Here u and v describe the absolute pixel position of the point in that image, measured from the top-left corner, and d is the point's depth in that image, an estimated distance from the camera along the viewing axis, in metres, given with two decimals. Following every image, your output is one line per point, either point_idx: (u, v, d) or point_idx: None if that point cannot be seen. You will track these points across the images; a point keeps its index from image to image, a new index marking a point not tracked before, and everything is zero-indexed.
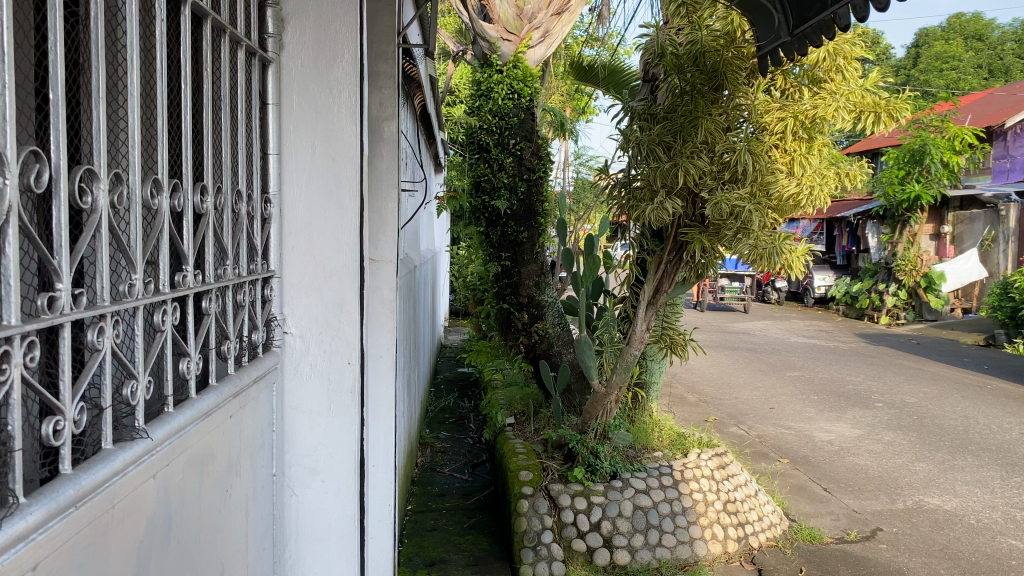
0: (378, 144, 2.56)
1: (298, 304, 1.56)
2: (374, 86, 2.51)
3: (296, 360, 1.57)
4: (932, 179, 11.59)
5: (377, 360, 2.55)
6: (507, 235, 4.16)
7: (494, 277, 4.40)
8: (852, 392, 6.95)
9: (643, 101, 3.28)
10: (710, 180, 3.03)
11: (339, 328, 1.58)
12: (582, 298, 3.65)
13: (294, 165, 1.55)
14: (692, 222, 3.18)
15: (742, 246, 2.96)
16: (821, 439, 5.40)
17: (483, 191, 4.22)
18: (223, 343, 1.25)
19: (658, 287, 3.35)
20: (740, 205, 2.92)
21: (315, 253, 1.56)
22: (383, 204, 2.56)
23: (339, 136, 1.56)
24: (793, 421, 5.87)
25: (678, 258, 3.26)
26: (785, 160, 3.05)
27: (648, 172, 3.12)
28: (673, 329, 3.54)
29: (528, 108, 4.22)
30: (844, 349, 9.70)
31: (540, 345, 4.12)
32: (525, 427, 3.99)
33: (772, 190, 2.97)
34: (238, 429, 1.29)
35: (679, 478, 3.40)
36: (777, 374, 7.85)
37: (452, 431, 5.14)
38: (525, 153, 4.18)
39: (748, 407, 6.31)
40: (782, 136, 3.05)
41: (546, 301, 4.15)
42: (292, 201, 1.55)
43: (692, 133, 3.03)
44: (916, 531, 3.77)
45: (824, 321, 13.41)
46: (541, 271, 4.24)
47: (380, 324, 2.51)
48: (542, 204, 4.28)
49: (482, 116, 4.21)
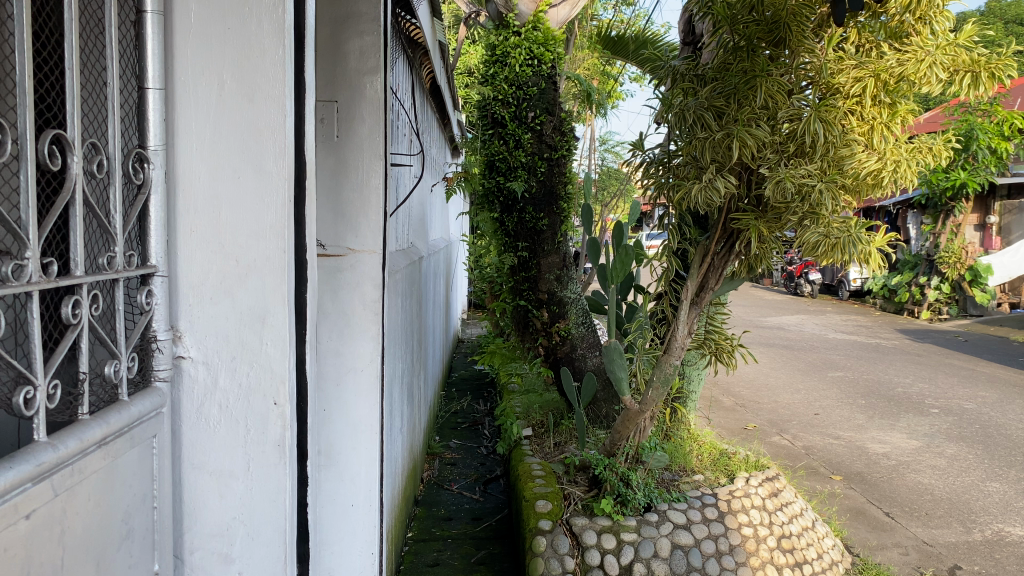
0: (358, 103, 2.03)
1: (199, 314, 1.05)
2: (354, 31, 1.99)
3: (197, 398, 1.06)
4: (979, 166, 10.82)
5: (357, 375, 2.04)
6: (524, 223, 3.66)
7: (509, 270, 3.84)
8: (902, 397, 6.37)
9: (686, 60, 2.74)
10: (770, 154, 2.49)
11: (259, 353, 1.07)
12: (610, 294, 3.08)
13: (192, 108, 1.03)
14: (747, 206, 2.64)
15: (810, 235, 2.42)
16: (876, 452, 4.82)
17: (498, 171, 3.69)
18: (23, 390, 0.74)
19: (702, 283, 2.82)
20: (808, 183, 2.40)
21: (225, 239, 1.05)
22: (367, 178, 2.03)
23: (261, 64, 1.04)
24: (840, 430, 5.31)
25: (727, 249, 2.73)
26: (862, 130, 2.48)
27: (692, 143, 2.57)
28: (718, 333, 2.99)
29: (549, 77, 3.68)
30: (888, 348, 9.07)
31: (561, 348, 3.65)
32: (544, 441, 3.54)
33: (847, 166, 2.43)
34: (60, 531, 0.77)
35: (726, 509, 2.86)
36: (817, 375, 7.27)
37: (464, 439, 4.64)
38: (545, 128, 3.64)
39: (789, 413, 5.75)
40: (860, 100, 2.46)
41: (569, 298, 3.69)
42: (189, 161, 1.04)
43: (749, 96, 2.49)
44: (1002, 569, 3.21)
45: (861, 315, 12.75)
46: (564, 263, 3.73)
47: (362, 330, 2.03)
48: (566, 186, 3.75)
49: (497, 86, 3.67)
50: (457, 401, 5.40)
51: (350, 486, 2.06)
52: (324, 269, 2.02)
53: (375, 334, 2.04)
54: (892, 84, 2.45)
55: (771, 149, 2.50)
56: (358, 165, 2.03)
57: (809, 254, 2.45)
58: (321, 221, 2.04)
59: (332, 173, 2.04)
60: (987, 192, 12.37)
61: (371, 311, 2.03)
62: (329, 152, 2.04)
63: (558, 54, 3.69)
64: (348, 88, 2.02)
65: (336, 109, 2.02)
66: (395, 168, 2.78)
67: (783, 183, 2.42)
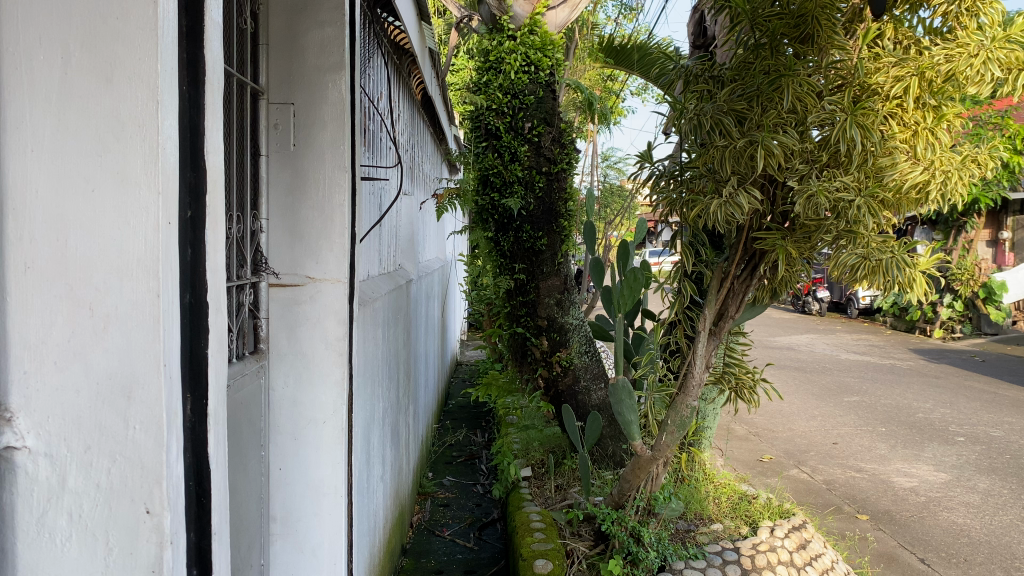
0: (318, 108, 1.70)
1: (41, 385, 0.75)
2: (313, 20, 1.67)
3: (38, 502, 0.76)
4: (991, 181, 10.50)
5: (318, 428, 1.73)
6: (522, 242, 3.35)
7: (504, 294, 3.51)
8: (924, 423, 6.02)
9: (700, 59, 2.43)
10: (800, 164, 2.17)
11: (121, 439, 0.75)
12: (619, 324, 2.74)
13: (29, 96, 0.74)
14: (772, 224, 2.31)
15: (847, 257, 2.11)
16: (902, 487, 4.47)
17: (492, 187, 3.37)
18: None
19: (721, 310, 2.50)
20: (844, 198, 2.09)
21: (73, 278, 0.75)
22: (330, 193, 1.71)
23: (121, 27, 0.73)
24: (863, 462, 4.97)
25: (749, 272, 2.43)
26: (905, 135, 2.14)
27: (709, 152, 2.25)
28: (738, 366, 2.67)
29: (547, 84, 3.37)
30: (903, 369, 8.71)
31: (563, 381, 3.33)
32: (544, 484, 3.26)
33: (887, 177, 2.12)
34: None
35: (749, 567, 2.52)
36: (833, 399, 6.92)
37: (459, 476, 4.31)
38: (544, 139, 3.33)
39: (806, 443, 5.41)
40: (900, 102, 2.14)
41: (571, 324, 3.38)
42: (24, 172, 0.74)
43: (775, 99, 2.17)
44: None
45: (872, 335, 12.39)
46: (565, 287, 3.42)
47: (322, 374, 1.72)
48: (566, 203, 3.45)
49: (490, 95, 3.34)
50: (452, 434, 5.07)
51: (311, 560, 1.74)
52: (279, 302, 1.71)
53: (338, 378, 1.73)
54: (939, 83, 2.11)
55: (800, 157, 2.18)
56: (319, 178, 1.70)
57: (846, 278, 2.14)
58: (275, 245, 1.71)
59: (287, 189, 1.71)
60: (1000, 207, 12.02)
61: (334, 352, 1.72)
62: (284, 164, 1.70)
63: (556, 60, 3.39)
64: (306, 89, 1.70)
65: (294, 113, 1.70)
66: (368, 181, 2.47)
67: (815, 198, 2.11)
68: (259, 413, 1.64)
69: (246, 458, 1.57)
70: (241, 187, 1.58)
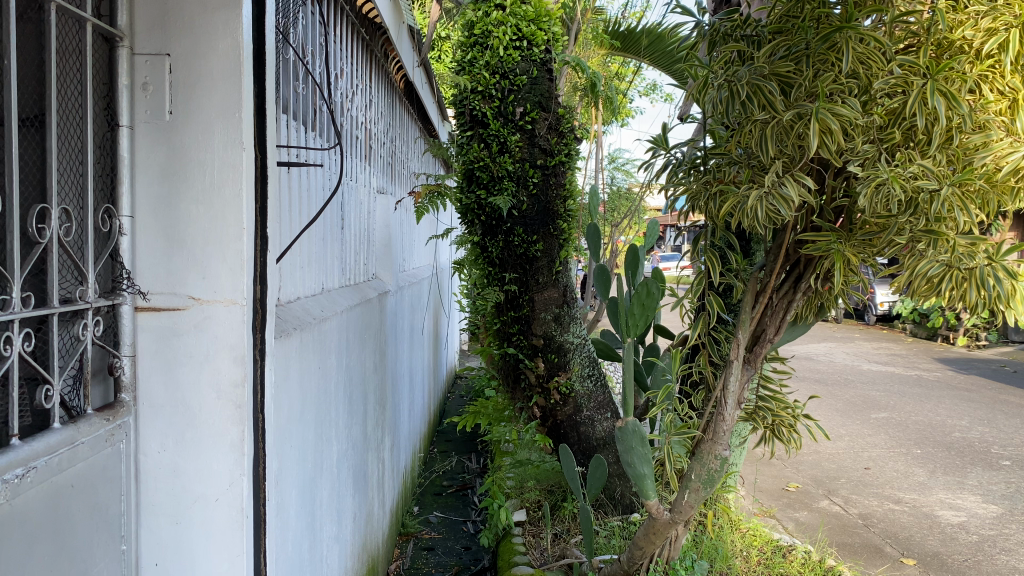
0: (202, 62, 1.21)
1: None
2: None
3: None
4: None
5: (209, 507, 1.25)
6: (513, 248, 2.86)
7: (493, 308, 3.01)
8: (963, 444, 5.48)
9: (732, 13, 1.91)
10: (864, 144, 1.65)
11: None
12: (626, 359, 2.06)
13: None
14: (824, 222, 1.80)
15: (930, 266, 1.60)
16: (949, 523, 3.95)
17: (478, 183, 2.86)
18: None
19: (757, 332, 2.01)
20: (923, 188, 1.58)
21: None
22: (221, 180, 1.22)
23: None
24: (900, 491, 4.45)
25: (791, 284, 1.93)
26: (999, 106, 1.62)
27: (745, 131, 1.74)
28: (775, 401, 2.17)
29: (542, 63, 2.88)
30: (931, 380, 8.16)
31: (562, 410, 2.88)
32: (541, 532, 2.79)
33: (978, 162, 1.61)
34: None
35: None
36: (859, 416, 6.40)
37: (447, 511, 3.83)
38: (539, 127, 2.83)
39: (836, 468, 4.89)
40: (995, 63, 1.61)
41: (571, 343, 2.89)
42: None
43: (831, 60, 1.65)
44: None
45: (893, 343, 11.82)
46: (564, 299, 2.92)
47: (212, 433, 1.24)
48: (566, 202, 2.94)
49: (474, 74, 2.84)
50: (443, 460, 4.59)
51: None
52: (151, 333, 1.23)
53: (236, 440, 1.24)
54: None
55: (862, 134, 1.66)
56: (204, 160, 1.22)
57: (925, 293, 1.64)
58: (144, 254, 1.23)
59: (161, 176, 1.22)
60: None
61: (230, 402, 1.24)
62: (156, 141, 1.22)
63: (552, 33, 2.89)
64: (188, 34, 1.21)
65: (170, 68, 1.21)
66: (307, 169, 1.98)
67: (886, 186, 1.60)
68: (115, 492, 1.16)
69: (90, 562, 1.09)
70: (80, 170, 1.10)
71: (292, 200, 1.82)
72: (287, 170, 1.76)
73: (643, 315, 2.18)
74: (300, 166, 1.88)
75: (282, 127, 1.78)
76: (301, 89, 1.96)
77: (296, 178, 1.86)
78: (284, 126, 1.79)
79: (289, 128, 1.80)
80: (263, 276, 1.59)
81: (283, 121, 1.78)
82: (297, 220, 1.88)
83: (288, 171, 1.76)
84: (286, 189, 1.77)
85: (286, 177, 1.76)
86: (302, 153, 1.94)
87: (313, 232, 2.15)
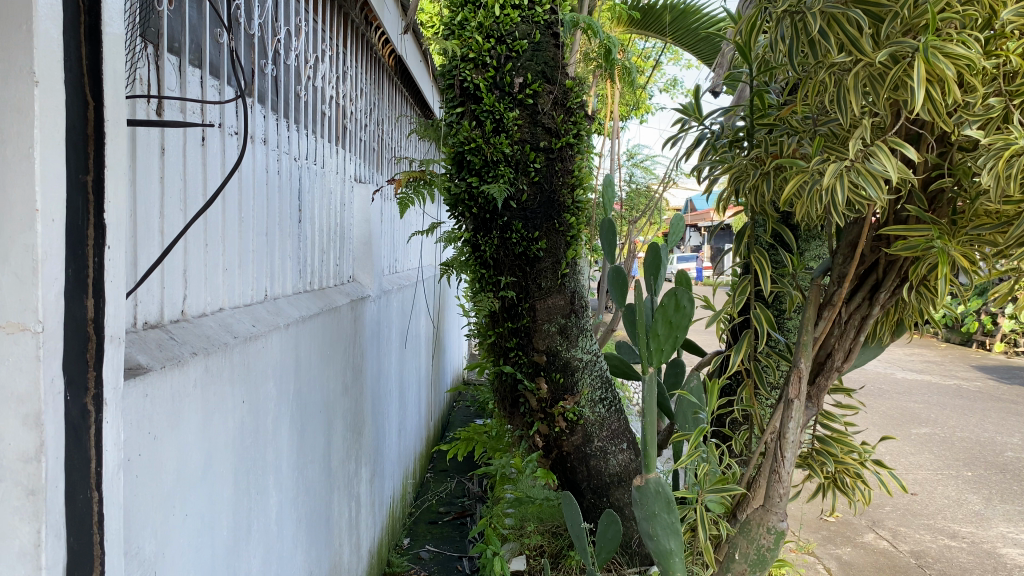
0: None
1: None
2: None
3: None
4: None
5: None
6: (511, 247, 2.40)
7: (488, 319, 2.54)
8: (1020, 467, 4.95)
9: None
10: (986, 100, 1.17)
11: None
12: (646, 395, 1.59)
13: None
14: (919, 210, 1.32)
15: None
16: (1016, 564, 3.44)
17: (469, 168, 2.38)
18: None
19: (821, 356, 1.54)
20: None
21: None
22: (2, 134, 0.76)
23: None
24: (955, 523, 3.94)
25: (868, 294, 1.45)
26: None
27: (816, 83, 1.26)
28: (838, 443, 1.69)
29: (546, 25, 2.40)
30: (972, 391, 7.59)
31: (569, 439, 2.42)
32: None
33: None
34: None
35: None
36: (899, 431, 5.86)
37: (440, 544, 3.37)
38: (542, 102, 2.37)
39: (879, 494, 4.38)
40: None
41: (580, 361, 2.43)
42: None
43: None
44: None
45: (926, 349, 11.22)
46: (571, 309, 2.45)
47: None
48: (574, 192, 2.46)
49: (464, 39, 2.34)
50: (442, 484, 4.15)
51: None
52: None
53: (28, 546, 0.78)
54: None
55: (981, 84, 1.19)
56: None
57: None
58: None
59: None
60: None
61: (16, 486, 0.78)
62: None
63: None
64: None
65: None
66: (225, 138, 1.53)
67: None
68: None
69: None
70: None
71: (186, 171, 1.35)
72: (175, 132, 1.31)
73: (668, 341, 1.71)
74: (205, 130, 1.42)
75: (172, 72, 1.32)
76: (223, 36, 1.52)
77: (196, 144, 1.40)
78: (176, 72, 1.34)
79: (184, 77, 1.34)
80: (131, 282, 1.13)
81: (173, 65, 1.33)
82: (205, 206, 1.42)
83: (177, 131, 1.30)
84: (173, 156, 1.30)
85: (174, 140, 1.31)
86: (214, 113, 1.48)
87: (250, 225, 1.70)
